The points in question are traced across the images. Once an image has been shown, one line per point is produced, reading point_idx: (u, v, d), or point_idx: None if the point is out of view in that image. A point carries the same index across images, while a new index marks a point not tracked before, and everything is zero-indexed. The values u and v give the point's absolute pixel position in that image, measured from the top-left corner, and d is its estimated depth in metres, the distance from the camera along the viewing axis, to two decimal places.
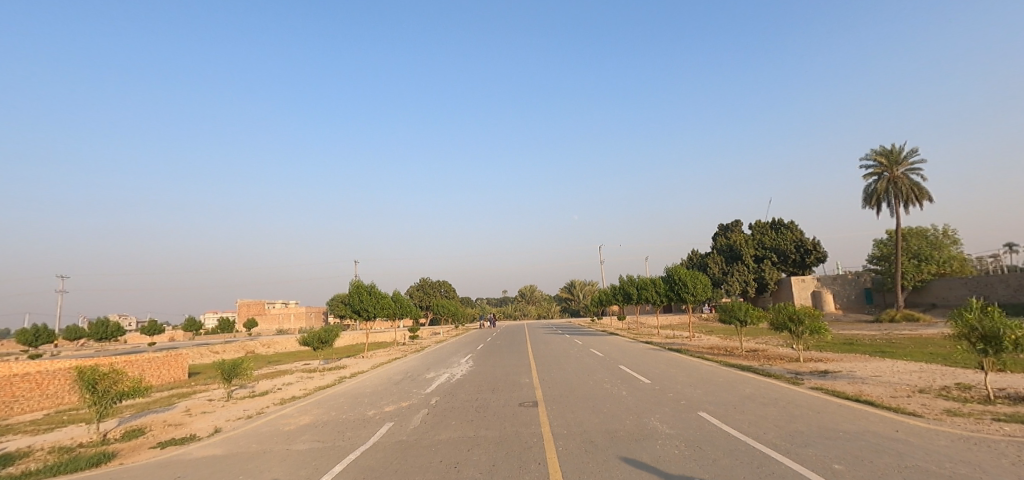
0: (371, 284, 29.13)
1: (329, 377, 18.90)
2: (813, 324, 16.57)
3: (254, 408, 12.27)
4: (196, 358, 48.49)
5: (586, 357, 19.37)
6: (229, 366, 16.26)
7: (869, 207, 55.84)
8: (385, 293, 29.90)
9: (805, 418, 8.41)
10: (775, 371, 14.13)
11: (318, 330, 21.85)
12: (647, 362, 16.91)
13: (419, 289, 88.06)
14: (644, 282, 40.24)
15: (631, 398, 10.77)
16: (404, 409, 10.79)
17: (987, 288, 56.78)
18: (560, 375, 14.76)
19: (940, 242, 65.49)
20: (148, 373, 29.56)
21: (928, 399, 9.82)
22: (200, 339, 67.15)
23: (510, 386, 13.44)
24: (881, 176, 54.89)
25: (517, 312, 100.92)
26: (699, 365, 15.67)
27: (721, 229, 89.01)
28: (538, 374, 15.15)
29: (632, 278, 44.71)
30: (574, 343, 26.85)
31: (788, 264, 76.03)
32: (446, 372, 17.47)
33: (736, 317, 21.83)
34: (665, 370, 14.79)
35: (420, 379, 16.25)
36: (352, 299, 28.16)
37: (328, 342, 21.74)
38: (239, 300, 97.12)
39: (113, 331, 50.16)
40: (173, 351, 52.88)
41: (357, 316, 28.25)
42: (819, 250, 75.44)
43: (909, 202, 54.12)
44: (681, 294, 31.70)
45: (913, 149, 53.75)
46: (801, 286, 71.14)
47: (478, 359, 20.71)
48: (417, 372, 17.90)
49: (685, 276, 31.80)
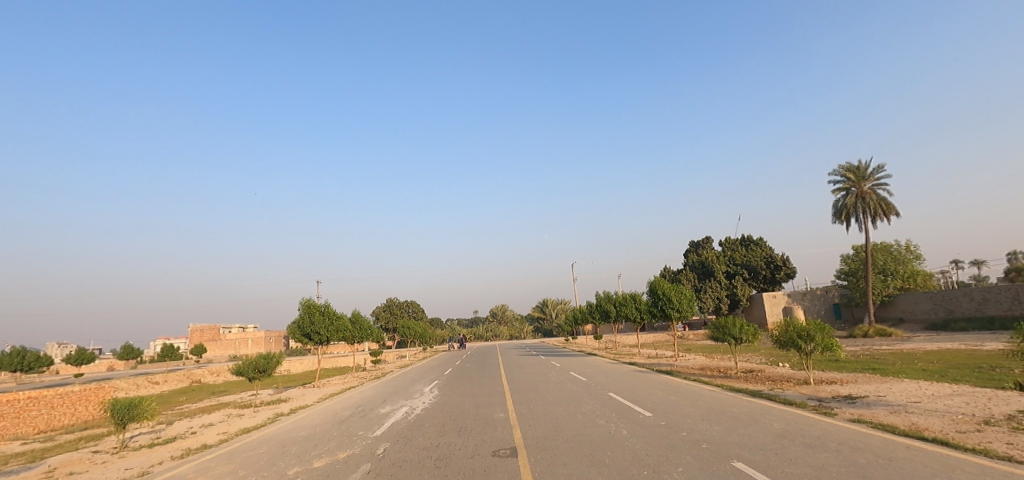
0: (326, 304, 26.00)
1: (263, 414, 15.81)
2: (825, 339, 14.49)
3: (139, 467, 9.35)
4: (130, 390, 43.66)
5: (567, 383, 16.95)
6: (127, 405, 13.13)
7: (839, 222, 55.82)
8: (342, 314, 26.74)
9: (880, 472, 6.22)
10: (792, 397, 12.08)
11: (254, 357, 18.73)
12: (641, 388, 14.62)
13: (386, 310, 84.25)
14: (623, 299, 38.19)
15: (636, 442, 8.42)
16: (337, 465, 8.10)
17: (952, 302, 57.05)
18: (541, 408, 12.24)
19: (904, 256, 65.70)
20: (59, 411, 25.52)
21: (1007, 435, 7.83)
22: (141, 368, 61.55)
23: (481, 425, 10.87)
24: (848, 191, 55.11)
25: (488, 333, 97.77)
26: (701, 392, 13.46)
27: (692, 246, 88.96)
28: (514, 407, 12.68)
29: (609, 295, 42.72)
30: (551, 366, 24.40)
31: (759, 280, 76.01)
32: (404, 406, 14.60)
33: (729, 334, 19.82)
34: (665, 398, 12.56)
35: (372, 415, 13.46)
36: (301, 321, 24.94)
37: (267, 371, 18.67)
38: (192, 325, 90.99)
39: (34, 362, 44.87)
40: (107, 382, 47.86)
41: (307, 340, 25.11)
42: (788, 266, 75.91)
43: (878, 217, 54.29)
44: (665, 310, 29.79)
45: (879, 165, 54.23)
46: (773, 302, 70.57)
47: (444, 387, 18.00)
48: (370, 406, 15.02)
49: (670, 291, 29.86)
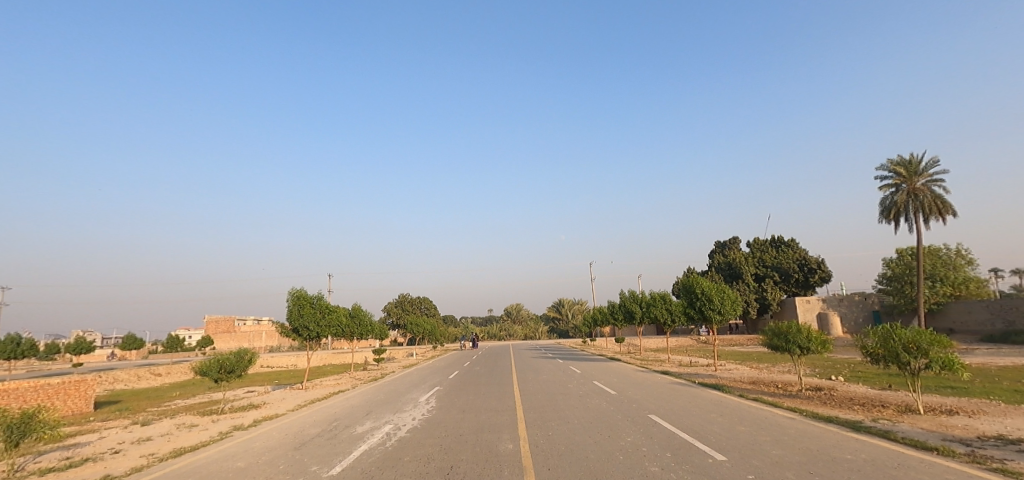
0: (318, 294, 23.03)
1: (218, 426, 12.89)
2: (943, 355, 10.76)
3: None
4: (127, 385, 41.67)
5: (594, 398, 13.82)
6: (23, 415, 9.69)
7: (887, 221, 51.23)
8: (335, 306, 23.82)
9: None
10: (918, 436, 8.69)
11: (221, 355, 15.85)
12: (690, 410, 11.41)
13: (399, 306, 82.55)
14: (650, 299, 34.56)
15: None
16: None
17: (1012, 312, 51.97)
18: (565, 439, 9.06)
19: (955, 261, 60.12)
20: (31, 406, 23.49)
21: None
22: (147, 358, 59.91)
23: (479, 465, 7.70)
24: (898, 188, 50.49)
25: (502, 332, 95.10)
26: (776, 419, 10.18)
27: (719, 246, 84.61)
28: (529, 435, 9.50)
29: (634, 294, 39.16)
30: (572, 372, 21.27)
31: (791, 283, 71.40)
32: (387, 423, 11.50)
33: (793, 343, 16.29)
34: (731, 430, 9.30)
35: (342, 436, 10.38)
36: (289, 314, 22.12)
37: (235, 372, 15.81)
38: (207, 317, 89.96)
39: (28, 350, 43.26)
40: (107, 372, 46.23)
41: (296, 335, 22.39)
42: (823, 269, 71.29)
43: (932, 216, 49.47)
44: (701, 313, 26.17)
45: (934, 159, 49.44)
46: (806, 307, 66.05)
47: (445, 398, 14.91)
48: (348, 421, 12.00)
49: (710, 289, 26.21)
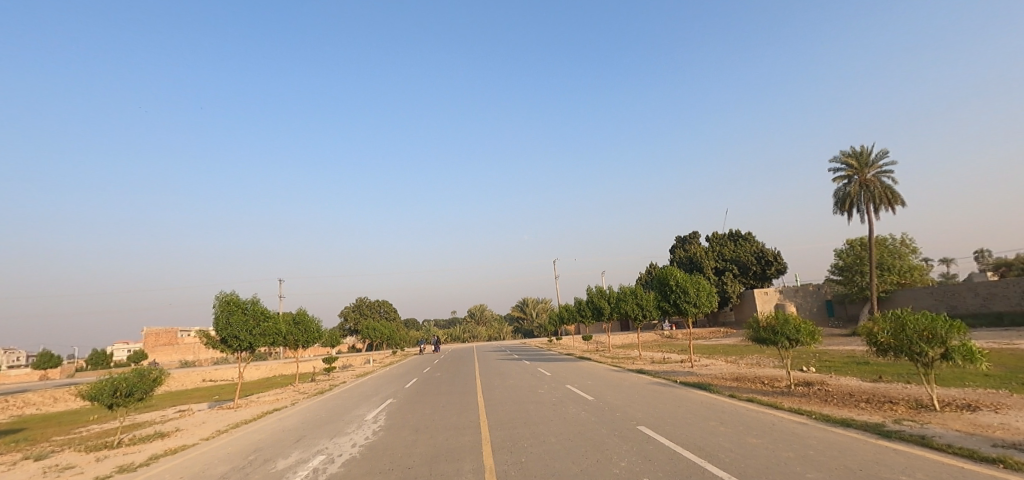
0: (250, 299, 20.26)
1: (104, 465, 10.18)
2: (962, 344, 9.54)
3: None
4: (42, 409, 36.99)
5: (569, 406, 12.04)
6: None
7: (841, 213, 52.12)
8: (270, 312, 21.03)
9: None
10: (962, 442, 7.25)
11: (118, 376, 13.15)
12: (684, 418, 9.74)
13: (356, 310, 79.07)
14: (618, 295, 33.27)
15: None
16: None
17: (955, 297, 53.90)
18: (542, 467, 7.13)
19: (901, 250, 62.07)
20: None
21: None
22: (71, 377, 54.22)
23: None
24: (851, 180, 51.51)
25: (465, 334, 92.84)
26: (787, 426, 8.64)
27: (679, 242, 85.30)
28: (495, 463, 7.48)
29: (602, 290, 37.92)
30: (540, 375, 19.45)
31: (749, 276, 72.39)
32: (319, 453, 9.24)
33: (781, 335, 15.00)
34: (743, 444, 7.65)
35: (256, 476, 8.07)
36: (217, 322, 19.28)
37: (135, 395, 13.11)
38: (145, 329, 83.19)
39: None
40: (21, 394, 41.12)
41: (225, 345, 19.54)
42: (779, 261, 72.68)
43: (882, 206, 50.65)
44: (677, 305, 24.89)
45: (883, 151, 50.55)
46: (764, 299, 67.07)
47: (396, 415, 12.68)
48: (269, 453, 9.58)
49: (684, 281, 24.93)
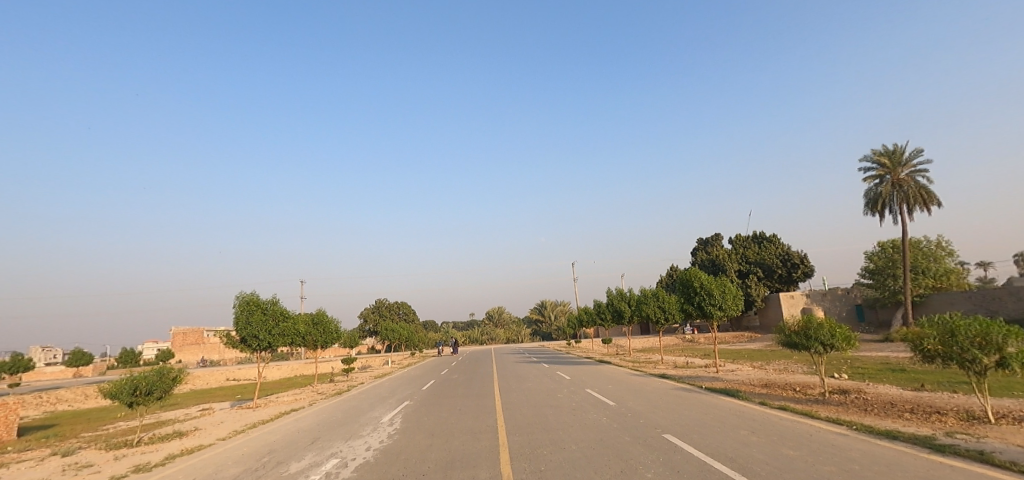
0: (269, 299, 20.26)
1: (119, 465, 10.08)
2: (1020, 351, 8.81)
3: None
4: (72, 406, 37.87)
5: (589, 411, 11.60)
6: None
7: (873, 214, 50.34)
8: (289, 312, 21.01)
9: None
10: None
11: (138, 375, 13.15)
12: (713, 426, 9.23)
13: (376, 311, 79.49)
14: (640, 297, 32.59)
15: None
16: None
17: (994, 302, 51.58)
18: (563, 476, 6.73)
19: (936, 253, 59.73)
20: None
21: None
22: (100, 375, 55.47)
23: None
24: (883, 179, 49.75)
25: (484, 336, 92.61)
26: (825, 437, 8.06)
27: (701, 244, 83.74)
28: (513, 471, 7.09)
29: (622, 292, 37.27)
30: (560, 379, 19.00)
31: (775, 279, 70.59)
32: (332, 456, 8.97)
33: (814, 340, 14.27)
34: (778, 455, 7.13)
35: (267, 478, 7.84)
36: (237, 322, 19.31)
37: (155, 394, 13.09)
38: (172, 329, 84.94)
39: None
40: (52, 391, 42.18)
41: (244, 345, 19.56)
42: (806, 264, 70.73)
43: (916, 206, 48.78)
44: (702, 308, 24.14)
45: (917, 150, 48.69)
46: (790, 303, 65.30)
47: (412, 418, 12.38)
48: (282, 455, 9.35)
49: (709, 283, 24.19)
